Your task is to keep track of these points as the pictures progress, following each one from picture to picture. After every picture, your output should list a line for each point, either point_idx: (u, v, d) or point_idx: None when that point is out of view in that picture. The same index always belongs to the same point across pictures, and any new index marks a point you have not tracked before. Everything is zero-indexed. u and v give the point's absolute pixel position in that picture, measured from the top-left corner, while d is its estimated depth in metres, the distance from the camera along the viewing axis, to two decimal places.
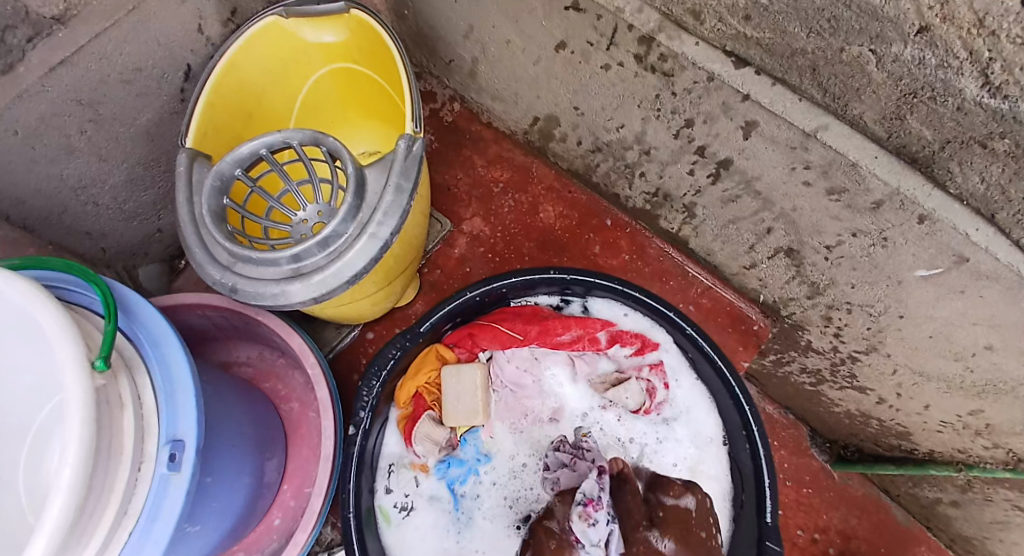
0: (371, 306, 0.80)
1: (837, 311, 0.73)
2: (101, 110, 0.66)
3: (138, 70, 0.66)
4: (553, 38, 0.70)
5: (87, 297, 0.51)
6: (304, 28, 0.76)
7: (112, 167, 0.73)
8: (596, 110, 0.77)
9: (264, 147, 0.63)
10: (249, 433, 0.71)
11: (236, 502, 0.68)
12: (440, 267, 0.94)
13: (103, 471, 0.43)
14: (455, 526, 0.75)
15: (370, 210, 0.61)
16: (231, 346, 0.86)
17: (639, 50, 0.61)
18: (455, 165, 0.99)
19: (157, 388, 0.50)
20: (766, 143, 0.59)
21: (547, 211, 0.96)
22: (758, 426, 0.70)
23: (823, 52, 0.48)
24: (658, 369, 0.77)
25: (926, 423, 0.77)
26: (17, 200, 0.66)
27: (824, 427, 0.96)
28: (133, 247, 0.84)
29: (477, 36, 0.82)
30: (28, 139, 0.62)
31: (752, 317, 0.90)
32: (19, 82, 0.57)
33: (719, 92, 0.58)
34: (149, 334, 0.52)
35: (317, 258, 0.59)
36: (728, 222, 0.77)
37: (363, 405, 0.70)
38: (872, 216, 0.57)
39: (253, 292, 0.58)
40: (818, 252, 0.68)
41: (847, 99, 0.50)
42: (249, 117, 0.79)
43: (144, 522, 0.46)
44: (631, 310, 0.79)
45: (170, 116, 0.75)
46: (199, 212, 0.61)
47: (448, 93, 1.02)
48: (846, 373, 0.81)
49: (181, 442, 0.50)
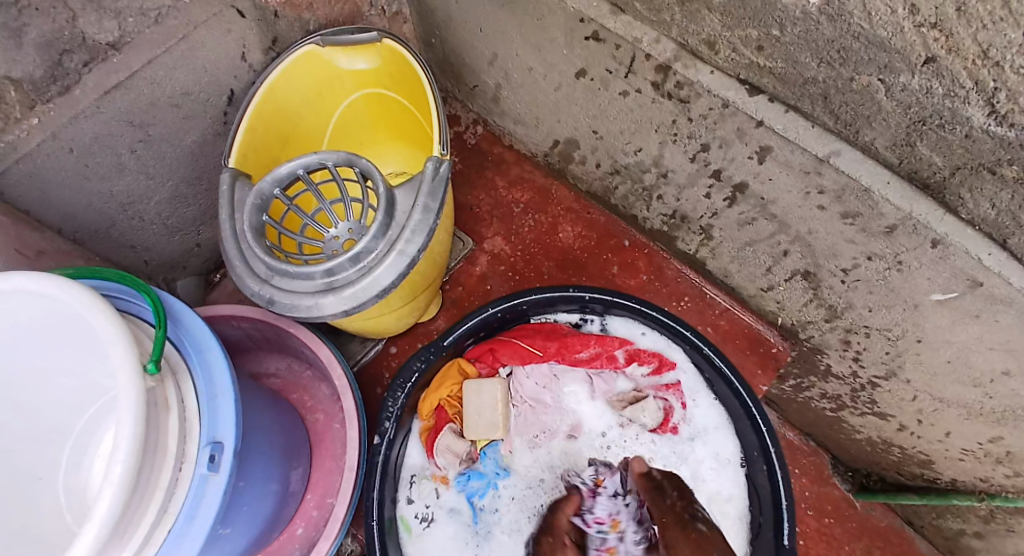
0: (396, 320, 0.82)
1: (855, 335, 0.73)
2: (150, 131, 0.71)
3: (186, 94, 0.71)
4: (573, 66, 0.74)
5: (138, 305, 0.54)
6: (339, 57, 0.81)
7: (157, 185, 0.77)
8: (614, 134, 0.79)
9: (301, 167, 0.67)
10: (277, 441, 0.74)
11: (263, 508, 0.70)
12: (462, 284, 0.96)
13: (149, 468, 0.45)
14: (475, 540, 0.76)
15: (399, 228, 0.64)
16: (261, 357, 0.89)
17: (657, 78, 0.64)
18: (478, 186, 1.02)
19: (200, 393, 0.53)
20: (780, 168, 0.61)
21: (567, 231, 0.98)
22: (775, 447, 0.70)
23: (834, 82, 0.50)
24: (675, 389, 0.77)
25: (947, 451, 0.76)
26: (69, 214, 0.70)
27: (845, 454, 0.95)
28: (172, 261, 0.88)
29: (501, 63, 0.86)
30: (82, 158, 0.66)
31: (770, 340, 0.91)
32: (76, 104, 0.62)
33: (733, 119, 0.60)
34: (193, 341, 0.55)
35: (349, 272, 0.62)
36: (745, 244, 0.78)
37: (388, 415, 0.73)
38: (886, 240, 0.57)
39: (289, 303, 0.62)
40: (834, 275, 0.69)
41: (858, 126, 0.52)
42: (287, 139, 0.83)
43: (182, 520, 0.49)
44: (648, 330, 0.80)
45: (213, 137, 0.80)
46: (240, 228, 0.65)
47: (472, 117, 1.06)
48: (866, 398, 0.80)
49: (220, 445, 0.52)
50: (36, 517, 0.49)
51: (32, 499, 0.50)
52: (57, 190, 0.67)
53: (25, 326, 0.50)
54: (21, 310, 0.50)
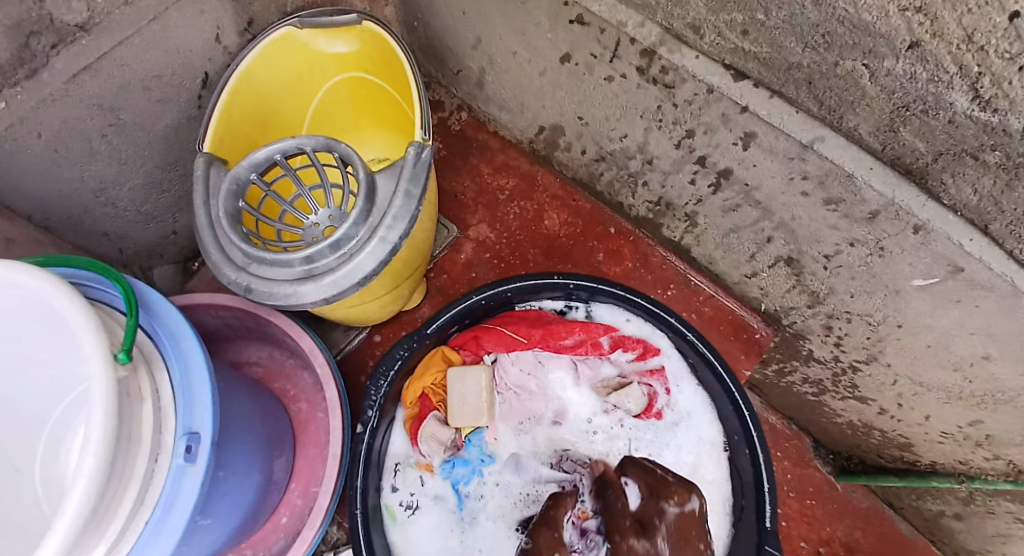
0: (379, 308, 0.82)
1: (837, 320, 0.74)
2: (122, 116, 0.69)
3: (159, 77, 0.69)
4: (558, 50, 0.72)
5: (109, 294, 0.53)
6: (318, 39, 0.79)
7: (131, 171, 0.75)
8: (600, 120, 0.78)
9: (279, 152, 0.66)
10: (259, 431, 0.73)
11: (245, 498, 0.70)
12: (446, 272, 0.96)
13: (123, 459, 0.45)
14: (460, 526, 0.76)
15: (380, 214, 0.63)
16: (241, 347, 0.88)
17: (642, 63, 0.63)
18: (463, 173, 1.01)
19: (175, 383, 0.52)
20: (764, 154, 0.61)
21: (552, 218, 0.97)
22: (758, 432, 0.70)
23: (819, 66, 0.50)
24: (659, 374, 0.77)
25: (927, 434, 0.77)
26: (41, 200, 0.69)
27: (827, 438, 0.96)
28: (149, 249, 0.86)
29: (484, 47, 0.84)
30: (52, 143, 0.64)
31: (753, 326, 0.91)
32: (43, 88, 0.60)
33: (718, 104, 0.60)
34: (167, 330, 0.54)
35: (329, 259, 0.61)
36: (730, 231, 0.78)
37: (371, 404, 0.72)
38: (869, 226, 0.58)
39: (267, 291, 0.60)
40: (817, 261, 0.69)
41: (841, 112, 0.52)
42: (265, 124, 0.81)
43: (161, 512, 0.48)
44: (632, 316, 0.80)
45: (188, 122, 0.77)
46: (216, 214, 0.63)
47: (456, 103, 1.04)
48: (847, 383, 0.81)
49: (197, 435, 0.51)
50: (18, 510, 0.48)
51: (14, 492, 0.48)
52: (25, 176, 0.65)
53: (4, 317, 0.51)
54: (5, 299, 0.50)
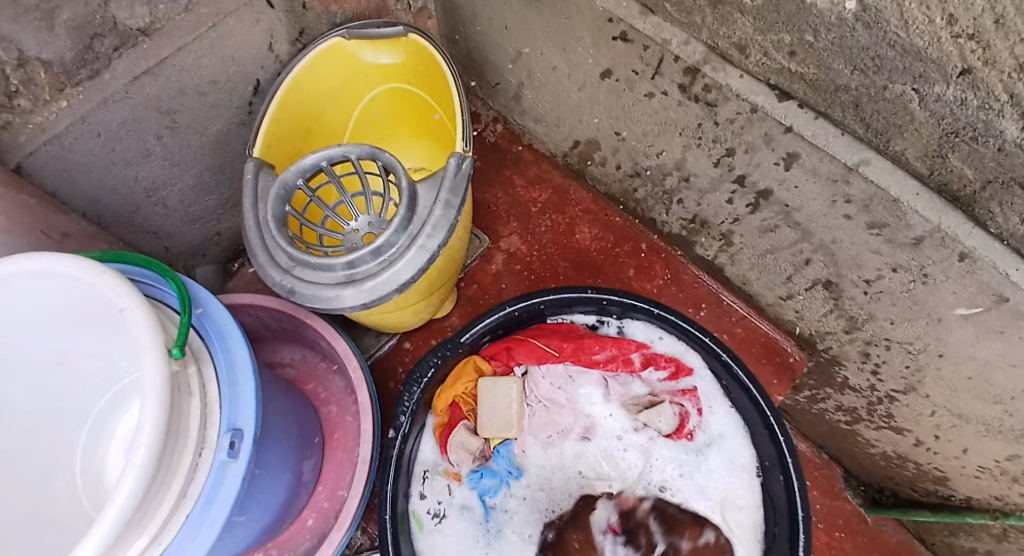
0: (412, 315, 0.82)
1: (876, 347, 0.73)
2: (177, 118, 0.71)
3: (214, 83, 0.72)
4: (599, 66, 0.73)
5: (163, 292, 0.55)
6: (364, 50, 0.81)
7: (182, 172, 0.78)
8: (638, 136, 0.79)
9: (324, 159, 0.68)
10: (292, 431, 0.74)
11: (276, 497, 0.70)
12: (477, 282, 0.96)
13: (170, 453, 0.46)
14: (485, 538, 0.75)
15: (420, 222, 0.64)
16: (276, 347, 0.90)
17: (684, 81, 0.63)
18: (497, 185, 1.02)
19: (221, 381, 0.53)
20: (807, 175, 0.60)
21: (584, 233, 0.98)
22: (792, 459, 0.69)
23: (867, 90, 0.50)
24: (691, 394, 0.77)
25: (963, 468, 0.75)
26: (95, 198, 0.71)
27: (858, 468, 0.94)
28: (193, 247, 0.89)
29: (524, 62, 0.86)
30: (109, 141, 0.67)
31: (787, 349, 0.90)
32: (105, 88, 0.63)
33: (762, 124, 0.59)
34: (216, 328, 0.56)
35: (370, 265, 0.62)
36: (767, 252, 0.78)
37: (404, 409, 0.73)
38: (913, 252, 0.57)
39: (310, 295, 0.62)
40: (857, 285, 0.68)
41: (889, 136, 0.51)
42: (310, 130, 0.84)
43: (201, 506, 0.49)
44: (666, 335, 0.79)
45: (237, 126, 0.80)
46: (263, 218, 0.65)
47: (493, 115, 1.05)
48: (883, 412, 0.79)
49: (240, 431, 0.52)
50: (54, 500, 0.51)
51: (50, 479, 0.52)
52: (83, 172, 0.68)
53: (50, 311, 0.51)
54: (45, 294, 0.49)
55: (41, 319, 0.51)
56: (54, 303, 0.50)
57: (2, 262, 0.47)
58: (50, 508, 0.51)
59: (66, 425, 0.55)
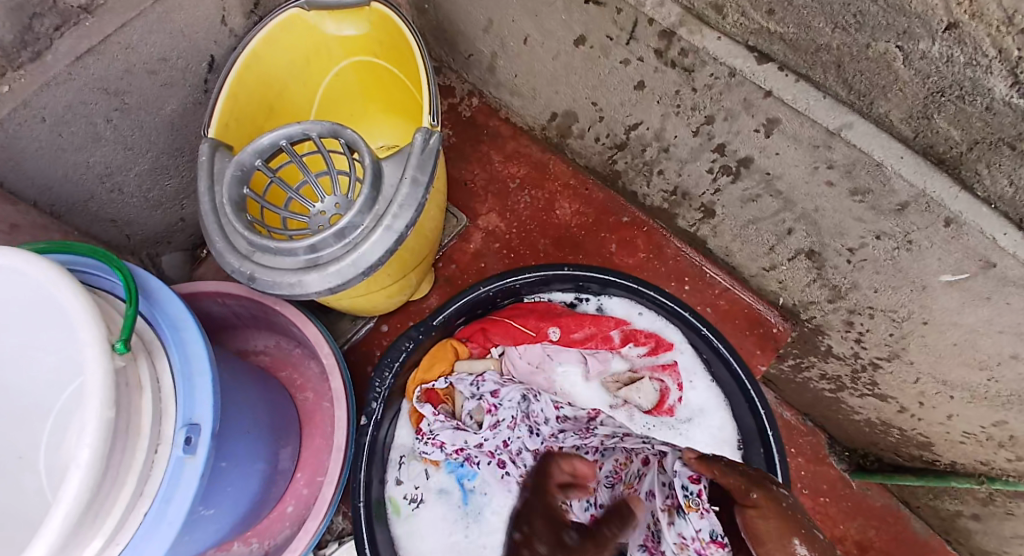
0: (387, 298, 0.80)
1: (859, 316, 0.71)
2: (127, 100, 0.67)
3: (164, 61, 0.67)
4: (572, 32, 0.69)
5: (109, 282, 0.51)
6: (325, 21, 0.77)
7: (137, 157, 0.74)
8: (615, 105, 0.75)
9: (284, 138, 0.64)
10: (264, 420, 0.72)
11: (250, 488, 0.69)
12: (455, 262, 0.94)
13: (120, 451, 0.43)
14: (465, 522, 0.72)
15: (386, 203, 0.61)
16: (248, 335, 0.87)
17: (660, 45, 0.60)
18: (472, 160, 0.99)
19: (176, 374, 0.50)
20: (787, 141, 0.58)
21: (564, 208, 0.95)
22: (775, 432, 0.68)
23: (849, 48, 0.47)
24: (672, 370, 0.75)
25: (948, 434, 0.75)
26: (45, 186, 0.67)
27: (843, 435, 0.94)
28: (157, 236, 0.85)
29: (496, 29, 0.82)
30: (56, 126, 0.63)
31: (771, 320, 0.88)
32: (46, 70, 0.59)
33: (740, 88, 0.56)
34: (168, 318, 0.53)
35: (334, 249, 0.60)
36: (748, 222, 0.75)
37: (375, 396, 0.70)
38: (897, 219, 0.55)
39: (271, 281, 0.59)
40: (840, 254, 0.66)
41: (872, 97, 0.49)
42: (272, 108, 0.80)
43: (159, 504, 0.47)
44: (645, 310, 0.78)
45: (194, 106, 0.76)
46: (220, 201, 0.62)
47: (467, 88, 1.01)
48: (867, 380, 0.79)
49: (197, 426, 0.50)
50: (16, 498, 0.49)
51: (16, 479, 0.49)
52: (32, 162, 0.64)
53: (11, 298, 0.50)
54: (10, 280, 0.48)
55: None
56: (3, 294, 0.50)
57: None
58: (19, 505, 0.48)
59: (32, 419, 0.51)
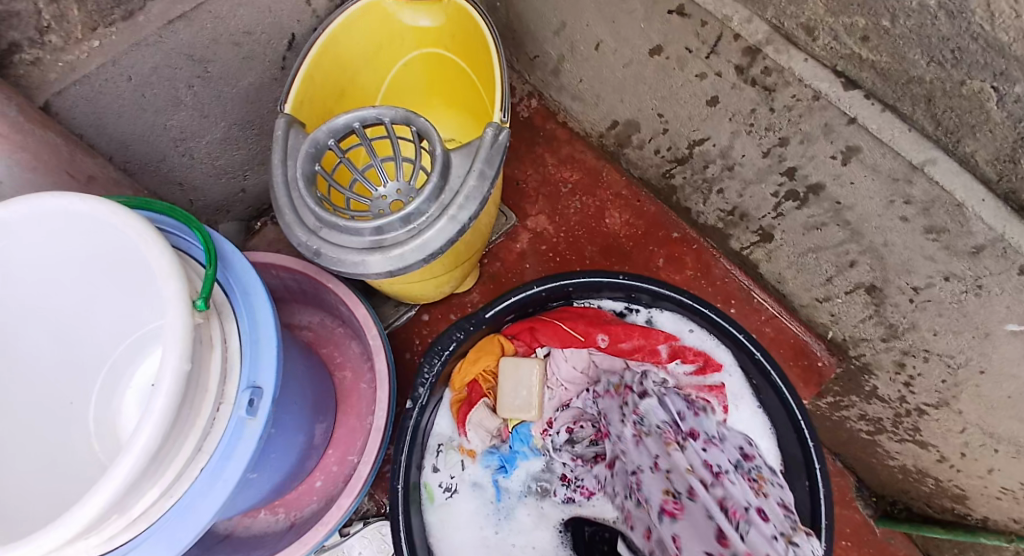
0: (434, 287, 0.81)
1: (912, 358, 0.70)
2: (210, 68, 0.69)
3: (248, 34, 0.69)
4: (649, 42, 0.69)
5: (187, 243, 0.53)
6: (403, 11, 0.78)
7: (211, 125, 0.76)
8: (682, 119, 0.75)
9: (356, 121, 0.65)
10: (308, 393, 0.73)
11: (288, 458, 0.70)
12: (500, 259, 0.94)
13: (188, 406, 0.44)
14: (496, 517, 0.74)
15: (452, 193, 0.62)
16: (293, 309, 0.88)
17: (742, 61, 0.59)
18: (527, 161, 0.99)
19: (244, 337, 0.51)
20: (865, 172, 0.57)
21: (613, 218, 0.95)
22: (821, 466, 0.66)
23: (942, 83, 0.46)
24: (719, 391, 0.72)
25: (985, 488, 0.74)
26: (122, 142, 0.69)
27: (873, 479, 0.92)
28: (217, 204, 0.88)
29: (568, 33, 0.82)
30: (140, 86, 0.65)
31: (816, 353, 0.87)
32: (138, 30, 0.60)
33: (822, 113, 0.56)
34: (239, 282, 0.54)
35: (398, 233, 0.60)
36: (808, 251, 0.74)
37: (423, 381, 0.70)
38: (970, 262, 0.53)
39: (335, 258, 0.60)
40: (903, 292, 0.65)
41: (959, 136, 0.48)
42: (342, 92, 0.81)
43: (216, 461, 0.48)
44: (696, 328, 0.77)
45: (269, 82, 0.77)
46: (292, 175, 0.63)
47: (527, 89, 1.02)
48: (909, 425, 0.77)
49: (259, 390, 0.51)
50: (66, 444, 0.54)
51: (66, 427, 0.55)
52: (113, 118, 0.66)
53: (78, 250, 0.52)
54: (81, 236, 0.50)
55: (60, 263, 0.52)
56: (64, 248, 0.51)
57: (52, 196, 0.47)
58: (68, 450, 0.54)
59: (88, 368, 0.58)
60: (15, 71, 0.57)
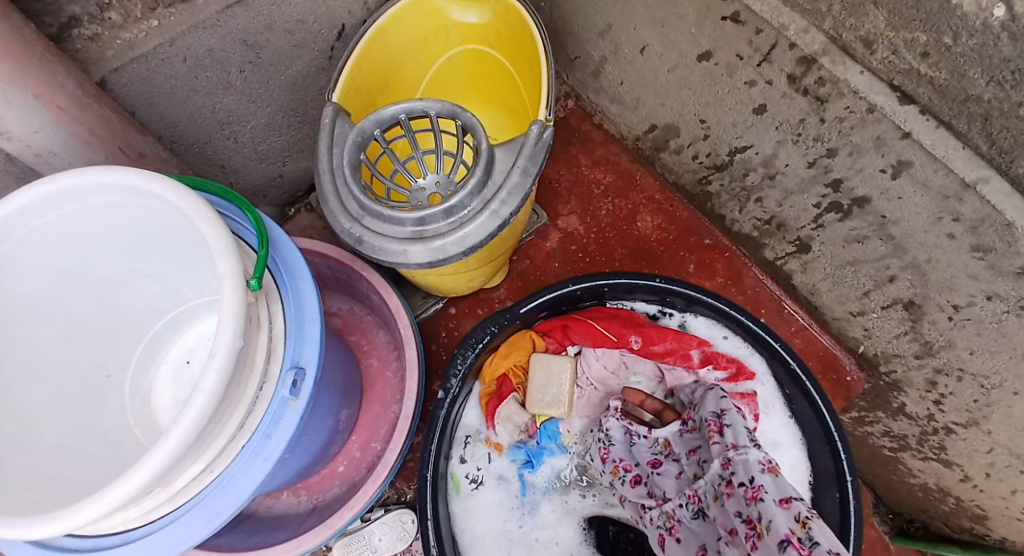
0: (467, 281, 0.81)
1: (945, 377, 0.69)
2: (261, 54, 0.70)
3: (301, 22, 0.70)
4: (697, 47, 0.69)
5: (238, 224, 0.54)
6: (452, 7, 0.79)
7: (257, 110, 0.77)
8: (725, 126, 0.75)
9: (404, 113, 0.66)
10: (338, 379, 0.74)
11: (316, 442, 0.71)
12: (530, 257, 0.95)
13: (235, 381, 0.45)
14: (520, 511, 0.75)
15: (494, 188, 0.62)
16: (323, 295, 0.89)
17: (796, 71, 0.59)
18: (561, 161, 0.99)
19: (289, 318, 0.52)
20: (915, 187, 0.57)
21: (645, 221, 0.95)
22: (853, 479, 0.66)
23: (1000, 103, 0.45)
24: (750, 399, 0.73)
25: (1007, 509, 0.73)
26: (171, 123, 0.70)
27: (891, 496, 0.92)
28: (255, 188, 0.89)
29: (613, 35, 0.82)
30: (194, 69, 0.66)
31: (845, 367, 0.87)
32: (197, 13, 0.61)
33: (875, 126, 0.56)
34: (286, 265, 0.55)
35: (440, 225, 0.61)
36: (846, 263, 0.74)
37: (456, 372, 0.71)
38: (1014, 282, 0.53)
39: (376, 246, 0.61)
40: (942, 310, 0.64)
41: (1013, 155, 0.47)
42: (387, 84, 0.82)
43: (257, 439, 0.48)
44: (731, 334, 0.77)
45: (317, 70, 0.78)
46: (337, 162, 0.64)
47: (565, 89, 1.02)
48: (935, 444, 0.76)
49: (302, 370, 0.51)
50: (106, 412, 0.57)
51: (103, 394, 0.58)
52: (164, 98, 0.67)
53: (128, 229, 0.53)
54: (133, 216, 0.52)
55: (111, 232, 0.53)
56: (115, 226, 0.52)
57: (102, 171, 0.47)
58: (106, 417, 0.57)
59: (126, 338, 0.62)
60: (73, 45, 0.59)
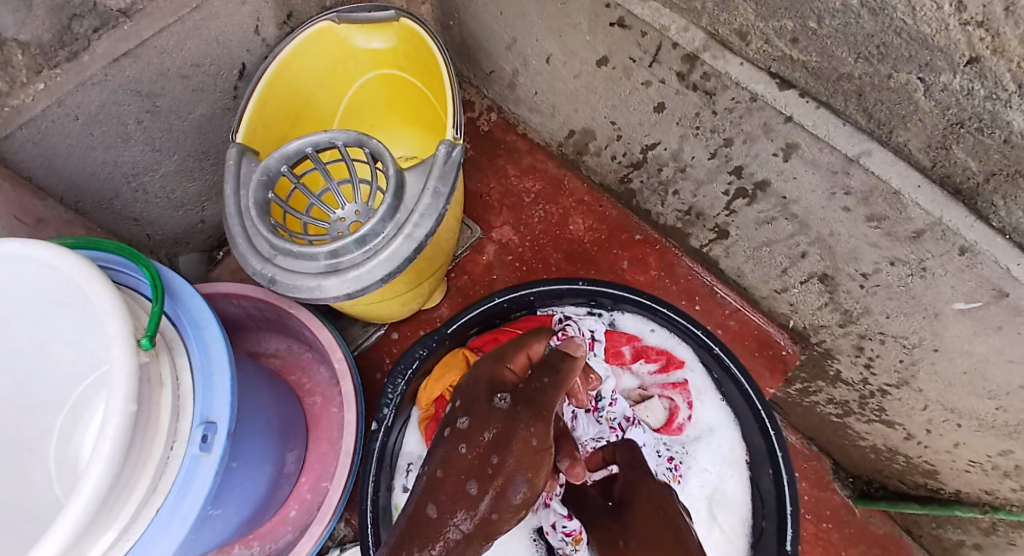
0: (398, 306, 0.80)
1: (870, 341, 0.72)
2: (158, 102, 0.69)
3: (197, 66, 0.69)
4: (595, 53, 0.71)
5: (134, 279, 0.52)
6: (354, 34, 0.79)
7: (163, 158, 0.75)
8: (634, 125, 0.76)
9: (309, 146, 0.65)
10: (275, 422, 0.72)
11: (257, 490, 0.69)
12: (468, 272, 0.95)
13: (138, 446, 0.44)
14: None
15: (408, 212, 0.62)
16: (260, 338, 0.87)
17: (683, 68, 0.61)
18: (489, 174, 1.00)
19: (195, 370, 0.51)
20: (806, 166, 0.59)
21: (577, 223, 0.96)
22: (784, 453, 0.69)
23: (871, 79, 0.48)
24: (681, 388, 0.75)
25: (954, 462, 0.75)
26: (73, 183, 0.68)
27: (848, 462, 0.94)
28: (176, 236, 0.86)
29: (519, 48, 0.83)
30: (88, 125, 0.64)
31: (780, 343, 0.89)
32: (83, 70, 0.59)
33: (761, 113, 0.58)
34: (190, 317, 0.54)
35: (355, 255, 0.60)
36: (762, 244, 0.76)
37: (387, 401, 0.72)
38: (912, 245, 0.55)
39: (290, 284, 0.60)
40: (853, 279, 0.67)
41: (891, 127, 0.49)
42: (297, 117, 0.82)
43: (173, 500, 0.47)
44: (657, 327, 0.78)
45: (222, 111, 0.77)
46: (244, 204, 0.63)
47: (486, 103, 1.03)
48: (874, 406, 0.79)
49: (213, 425, 0.51)
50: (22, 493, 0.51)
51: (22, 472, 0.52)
52: (62, 159, 0.65)
53: (23, 293, 0.51)
54: (25, 277, 0.50)
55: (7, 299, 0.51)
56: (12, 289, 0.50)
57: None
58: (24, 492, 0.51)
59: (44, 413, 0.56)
60: None
